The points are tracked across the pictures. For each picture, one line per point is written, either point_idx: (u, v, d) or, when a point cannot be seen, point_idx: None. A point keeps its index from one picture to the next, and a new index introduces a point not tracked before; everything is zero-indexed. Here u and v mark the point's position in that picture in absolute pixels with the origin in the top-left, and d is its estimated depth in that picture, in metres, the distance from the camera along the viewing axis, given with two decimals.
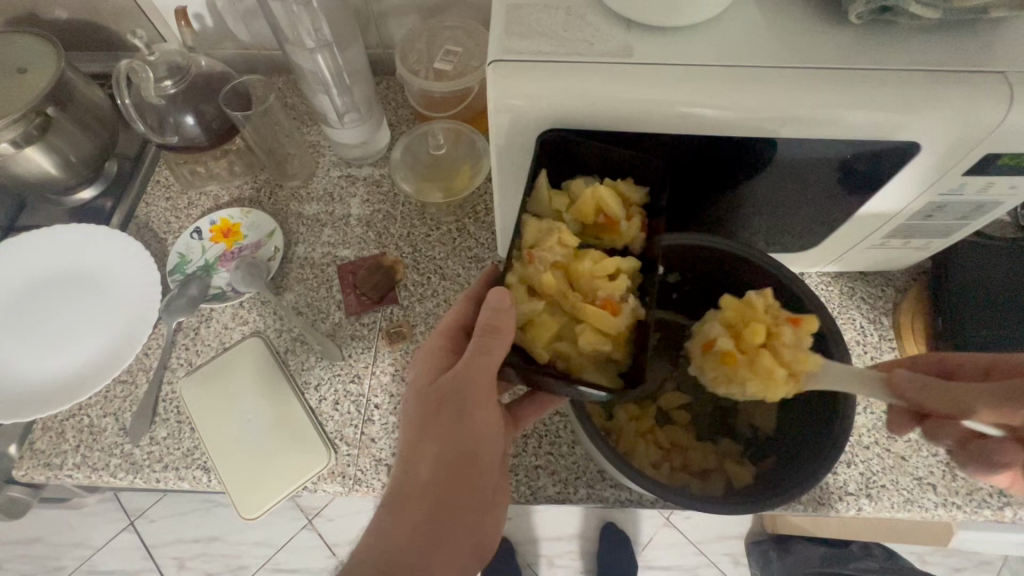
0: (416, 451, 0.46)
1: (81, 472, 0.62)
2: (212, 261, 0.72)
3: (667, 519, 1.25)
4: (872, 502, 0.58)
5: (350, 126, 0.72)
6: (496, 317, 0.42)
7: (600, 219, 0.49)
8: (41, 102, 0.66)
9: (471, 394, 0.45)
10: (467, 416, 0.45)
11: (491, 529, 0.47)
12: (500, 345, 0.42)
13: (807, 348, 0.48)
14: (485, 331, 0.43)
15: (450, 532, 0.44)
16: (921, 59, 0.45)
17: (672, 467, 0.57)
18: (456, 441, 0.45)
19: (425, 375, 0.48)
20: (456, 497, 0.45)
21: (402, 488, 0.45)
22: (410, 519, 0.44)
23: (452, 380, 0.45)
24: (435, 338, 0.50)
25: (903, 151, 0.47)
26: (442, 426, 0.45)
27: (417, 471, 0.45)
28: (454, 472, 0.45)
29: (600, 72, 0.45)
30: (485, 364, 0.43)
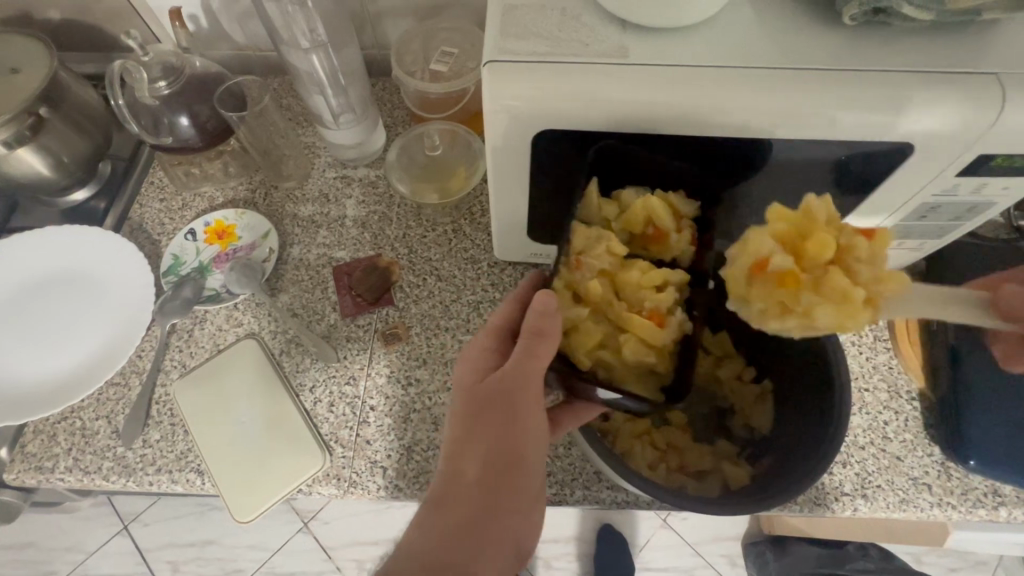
0: (462, 452, 0.45)
1: (72, 475, 0.61)
2: (206, 262, 0.71)
3: (665, 521, 1.25)
4: (868, 502, 0.58)
5: (346, 127, 0.72)
6: (542, 321, 0.44)
7: (648, 230, 0.51)
8: (33, 102, 0.66)
9: (518, 395, 0.45)
10: (514, 418, 0.45)
11: (534, 537, 0.46)
12: (546, 347, 0.44)
13: (881, 266, 0.41)
14: (532, 335, 0.44)
15: (493, 535, 0.43)
16: (914, 60, 0.45)
17: (669, 469, 0.57)
18: (502, 443, 0.45)
19: (471, 375, 0.48)
20: (500, 500, 0.44)
21: (447, 487, 0.45)
22: (455, 520, 0.43)
23: (498, 381, 0.45)
24: (480, 339, 0.50)
25: (897, 152, 0.47)
26: (489, 428, 0.45)
27: (461, 472, 0.45)
28: (499, 475, 0.44)
29: (595, 73, 0.45)
30: (531, 366, 0.44)
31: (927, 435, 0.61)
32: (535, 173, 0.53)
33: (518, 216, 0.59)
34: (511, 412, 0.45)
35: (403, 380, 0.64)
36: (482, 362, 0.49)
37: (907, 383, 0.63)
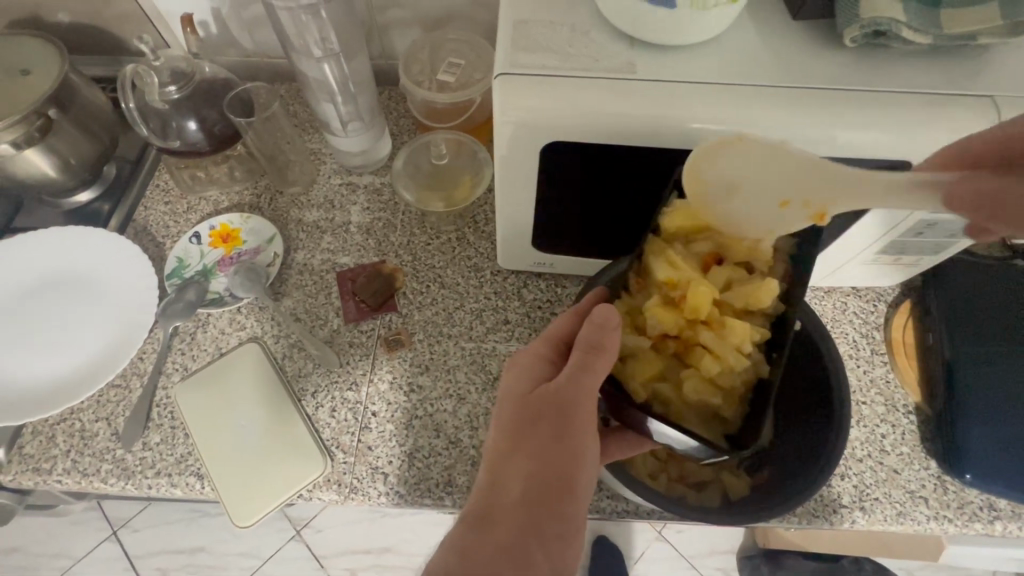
0: (509, 462, 0.44)
1: (70, 478, 0.60)
2: (210, 265, 0.71)
3: (660, 534, 1.24)
4: (866, 515, 0.58)
5: (354, 134, 0.73)
6: (601, 333, 0.44)
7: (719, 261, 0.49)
8: (43, 104, 0.66)
9: (572, 408, 0.44)
10: (567, 432, 0.44)
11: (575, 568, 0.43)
12: (603, 362, 0.43)
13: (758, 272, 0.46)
14: (590, 348, 0.44)
15: (534, 556, 0.40)
16: (912, 82, 0.46)
17: (669, 479, 0.57)
18: (552, 457, 0.43)
19: (521, 383, 0.47)
20: (546, 519, 0.42)
21: (489, 503, 0.43)
22: (496, 539, 0.41)
23: (553, 392, 0.44)
24: (534, 347, 0.49)
25: (895, 169, 0.48)
26: (540, 439, 0.44)
27: (507, 484, 0.43)
28: (547, 490, 0.42)
29: (601, 88, 0.47)
30: (587, 381, 0.44)
31: (923, 448, 0.61)
32: (540, 183, 0.54)
33: (521, 225, 0.60)
34: (564, 425, 0.44)
35: (406, 386, 0.64)
36: (534, 370, 0.48)
37: (903, 398, 0.64)
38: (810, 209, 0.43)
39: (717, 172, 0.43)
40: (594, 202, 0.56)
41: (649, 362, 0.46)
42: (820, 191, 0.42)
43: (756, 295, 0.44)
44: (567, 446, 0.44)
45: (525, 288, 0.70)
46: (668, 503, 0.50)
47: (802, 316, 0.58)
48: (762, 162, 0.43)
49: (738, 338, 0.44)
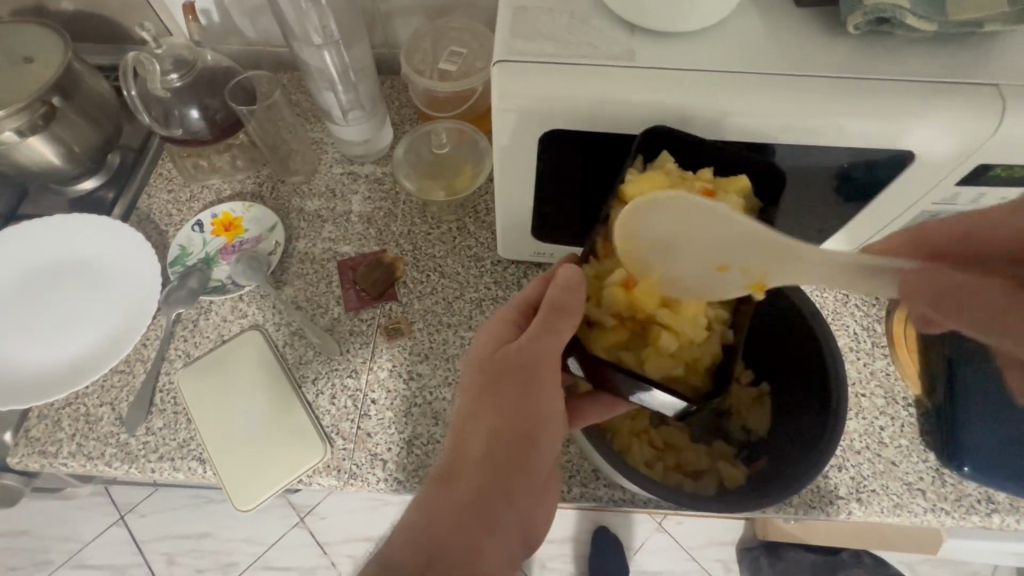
0: (475, 424, 0.45)
1: (75, 461, 0.61)
2: (212, 254, 0.72)
3: (660, 525, 1.25)
4: (862, 506, 0.59)
5: (355, 123, 0.73)
6: (568, 295, 0.44)
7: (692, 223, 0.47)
8: (47, 91, 0.67)
9: (535, 370, 0.44)
10: (532, 394, 0.45)
11: (542, 521, 0.46)
12: (568, 324, 0.44)
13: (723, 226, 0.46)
14: (556, 308, 0.44)
15: (500, 517, 0.42)
16: (915, 70, 0.46)
17: (665, 467, 0.57)
18: (514, 417, 0.44)
19: (488, 347, 0.48)
20: (508, 479, 0.43)
21: (455, 464, 0.44)
22: (460, 499, 0.42)
23: (516, 355, 0.45)
24: (501, 311, 0.49)
25: (896, 159, 0.48)
26: (502, 402, 0.45)
27: (470, 447, 0.44)
28: (511, 454, 0.43)
29: (601, 76, 0.46)
30: (553, 344, 0.44)
31: (922, 441, 0.61)
32: (541, 173, 0.54)
33: (522, 215, 0.60)
34: (528, 386, 0.44)
35: (406, 374, 0.65)
36: (500, 334, 0.48)
37: (903, 390, 0.64)
38: (749, 277, 0.45)
39: (649, 223, 0.44)
40: (596, 193, 0.56)
41: (612, 330, 0.46)
42: (759, 261, 0.44)
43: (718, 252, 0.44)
44: (529, 407, 0.44)
45: (525, 278, 0.70)
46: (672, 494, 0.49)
47: (813, 323, 0.56)
48: (698, 220, 0.44)
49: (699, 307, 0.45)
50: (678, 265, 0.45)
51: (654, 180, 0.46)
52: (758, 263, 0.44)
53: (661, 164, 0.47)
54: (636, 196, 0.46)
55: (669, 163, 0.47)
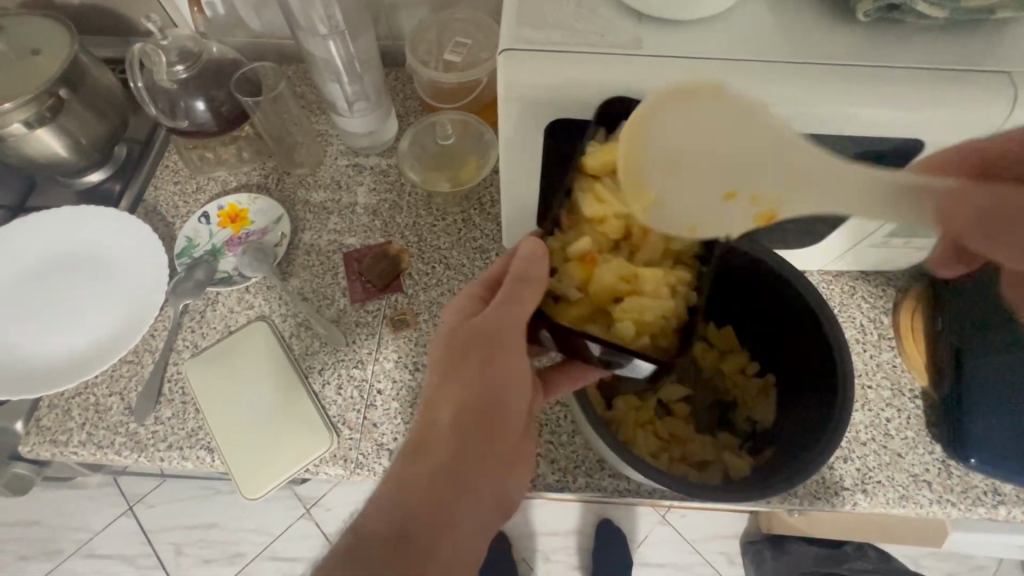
0: (442, 397, 0.46)
1: (85, 449, 0.62)
2: (219, 245, 0.72)
3: (663, 518, 1.26)
4: (868, 497, 0.59)
5: (359, 115, 0.73)
6: (531, 266, 0.45)
7: None
8: (54, 83, 0.67)
9: (499, 339, 0.45)
10: (497, 362, 0.46)
11: (513, 487, 0.48)
12: (532, 293, 0.45)
13: None
14: (519, 280, 0.45)
15: (472, 483, 0.43)
16: (926, 58, 0.45)
17: (670, 458, 0.58)
18: (482, 386, 0.45)
19: (453, 321, 0.48)
20: (477, 446, 0.44)
21: (424, 436, 0.45)
22: (431, 468, 0.43)
23: (481, 325, 0.46)
24: (466, 288, 0.50)
25: (906, 149, 0.48)
26: (469, 372, 0.45)
27: (439, 418, 0.45)
28: (480, 424, 0.44)
29: (608, 64, 0.46)
30: (518, 314, 0.45)
31: (928, 433, 0.61)
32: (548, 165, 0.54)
33: (529, 208, 0.60)
34: (494, 355, 0.46)
35: (411, 365, 0.65)
36: (465, 308, 0.49)
37: (909, 381, 0.64)
38: (755, 205, 0.46)
39: (664, 132, 0.44)
40: None
41: (579, 302, 0.49)
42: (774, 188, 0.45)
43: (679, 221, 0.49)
44: (495, 375, 0.45)
45: None
46: (682, 486, 0.48)
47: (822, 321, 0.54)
48: (710, 128, 0.43)
49: (661, 276, 0.48)
50: (686, 182, 0.45)
51: (613, 153, 0.47)
52: (765, 192, 0.45)
53: (620, 136, 0.47)
54: (597, 168, 0.48)
55: None
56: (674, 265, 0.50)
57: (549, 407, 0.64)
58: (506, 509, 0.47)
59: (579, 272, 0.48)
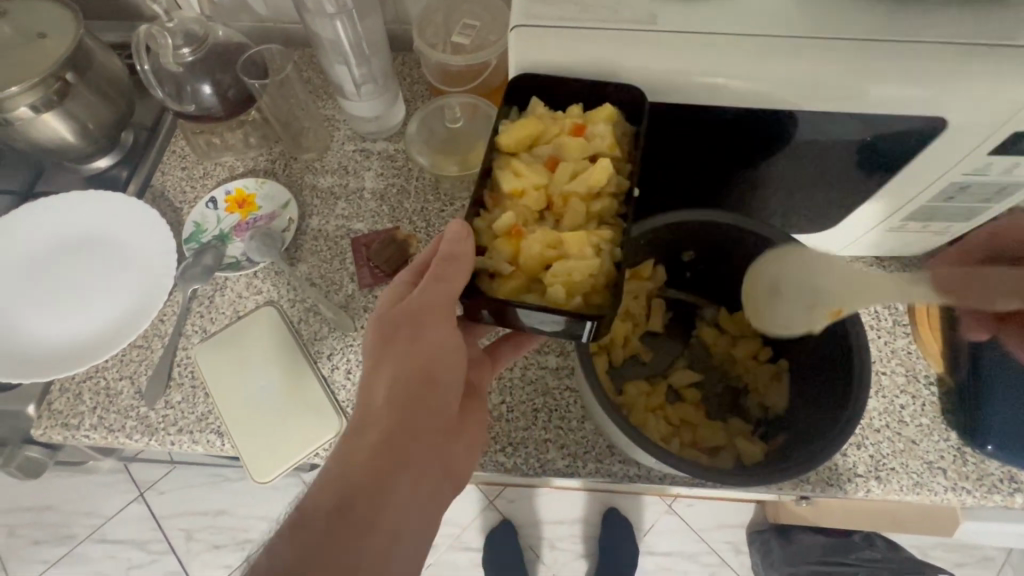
0: (377, 379, 0.45)
1: (97, 433, 0.62)
2: (226, 230, 0.72)
3: (670, 507, 1.26)
4: (881, 484, 0.58)
5: (367, 98, 0.72)
6: (454, 245, 0.44)
7: (573, 157, 0.47)
8: (61, 66, 0.66)
9: (428, 318, 0.45)
10: (429, 339, 0.45)
11: (462, 460, 0.48)
12: (459, 270, 0.44)
13: (596, 151, 0.47)
14: (445, 260, 0.44)
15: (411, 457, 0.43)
16: (951, 33, 0.44)
17: (681, 443, 0.58)
18: (415, 363, 0.45)
19: (385, 306, 0.48)
20: (414, 421, 0.44)
21: (361, 416, 0.45)
22: (369, 447, 0.43)
23: (410, 306, 0.45)
24: (399, 275, 0.49)
25: (929, 127, 0.46)
26: (401, 353, 0.45)
27: (375, 398, 0.45)
28: (414, 402, 0.44)
29: (621, 41, 0.45)
30: (443, 293, 0.44)
31: (944, 420, 0.60)
32: None
33: None
34: (425, 333, 0.45)
35: None
36: (395, 292, 0.48)
37: (925, 368, 0.63)
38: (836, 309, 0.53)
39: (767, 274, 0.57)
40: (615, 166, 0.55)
41: (510, 276, 0.46)
42: (855, 297, 0.53)
43: (593, 178, 0.45)
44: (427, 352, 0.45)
45: None
46: (701, 471, 0.47)
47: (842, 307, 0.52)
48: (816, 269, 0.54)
49: (584, 235, 0.44)
50: (780, 305, 0.56)
51: (527, 127, 0.47)
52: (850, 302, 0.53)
53: (534, 112, 0.49)
54: (513, 144, 0.48)
55: (541, 109, 0.49)
56: (598, 226, 0.47)
57: (558, 391, 0.63)
58: (456, 479, 0.47)
59: (506, 245, 0.45)
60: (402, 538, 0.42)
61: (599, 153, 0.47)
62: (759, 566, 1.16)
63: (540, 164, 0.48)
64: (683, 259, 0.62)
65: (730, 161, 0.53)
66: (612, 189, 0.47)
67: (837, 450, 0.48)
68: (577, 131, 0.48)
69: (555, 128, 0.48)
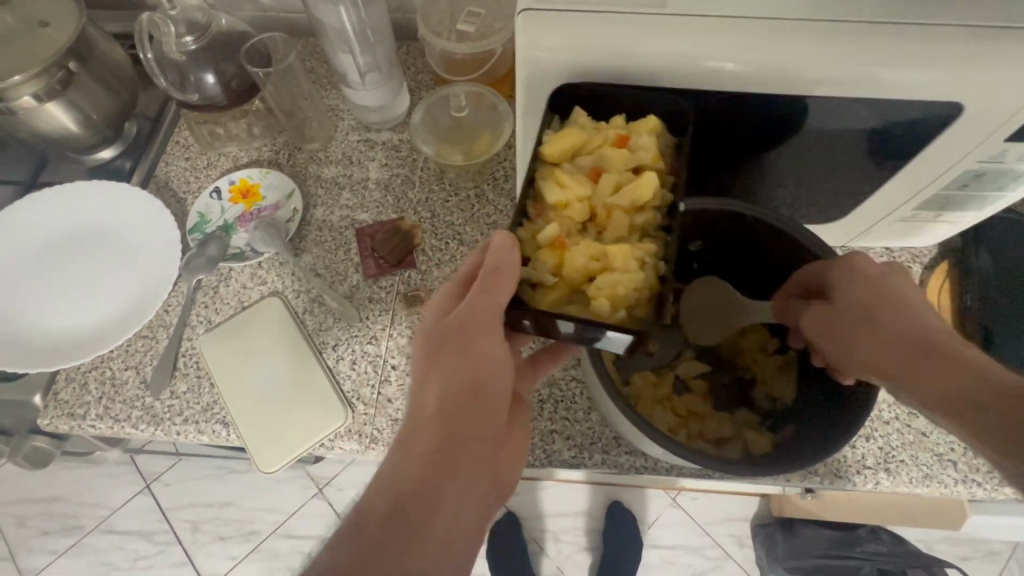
0: (425, 390, 0.44)
1: (103, 422, 0.62)
2: (230, 221, 0.72)
3: (674, 500, 1.25)
4: (890, 476, 0.57)
5: (371, 87, 0.72)
6: (499, 258, 0.42)
7: (619, 169, 0.46)
8: (64, 55, 0.66)
9: (475, 332, 0.43)
10: (476, 353, 0.44)
11: (507, 473, 0.46)
12: (504, 284, 0.42)
13: (642, 162, 0.46)
14: (491, 272, 0.42)
15: (462, 469, 0.42)
16: (967, 16, 0.43)
17: (688, 434, 0.58)
18: (463, 376, 0.43)
19: (431, 317, 0.47)
20: (464, 434, 0.43)
21: (410, 426, 0.44)
22: (418, 458, 0.42)
23: (458, 318, 0.44)
24: (445, 284, 0.48)
25: (945, 114, 0.45)
26: (448, 365, 0.44)
27: (423, 409, 0.44)
28: (462, 414, 0.43)
29: (629, 24, 0.44)
30: (490, 306, 0.42)
31: None
32: None
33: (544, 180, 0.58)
34: (472, 347, 0.44)
35: None
36: (441, 304, 0.47)
37: None
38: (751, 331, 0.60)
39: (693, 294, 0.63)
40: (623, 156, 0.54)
41: (552, 288, 0.44)
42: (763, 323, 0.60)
43: (639, 191, 0.44)
44: (474, 365, 0.44)
45: None
46: (709, 461, 0.47)
47: None
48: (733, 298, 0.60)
49: (629, 248, 0.42)
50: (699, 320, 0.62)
51: (571, 136, 0.46)
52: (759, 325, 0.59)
53: (575, 121, 0.47)
54: (557, 154, 0.46)
55: (582, 118, 0.47)
56: (641, 239, 0.45)
57: (564, 382, 0.63)
58: (503, 491, 0.46)
59: (550, 256, 0.43)
60: (451, 552, 0.40)
61: (643, 165, 0.46)
62: (764, 560, 1.15)
63: (583, 175, 0.46)
64: (690, 250, 0.62)
65: (736, 149, 0.52)
66: (655, 202, 0.45)
67: (848, 439, 0.47)
68: (621, 142, 0.46)
69: (598, 138, 0.47)
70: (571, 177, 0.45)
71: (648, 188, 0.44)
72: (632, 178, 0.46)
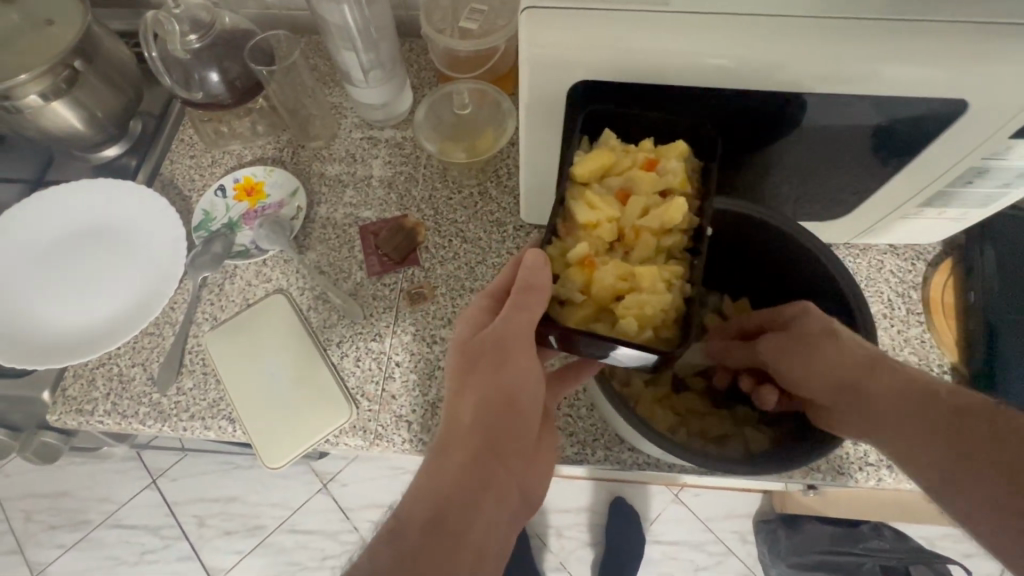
0: (462, 401, 0.45)
1: (110, 418, 0.63)
2: (235, 219, 0.72)
3: (677, 496, 1.26)
4: (893, 473, 0.58)
5: (374, 85, 0.72)
6: (531, 275, 0.42)
7: (647, 191, 0.46)
8: (69, 54, 0.66)
9: (511, 347, 0.44)
10: (509, 368, 0.44)
11: (537, 484, 0.47)
12: (538, 301, 0.42)
13: (671, 186, 0.46)
14: (525, 289, 0.43)
15: (498, 480, 0.43)
16: (972, 13, 0.43)
17: (688, 433, 0.59)
18: (499, 390, 0.44)
19: (467, 331, 0.48)
20: (500, 446, 0.43)
21: (447, 436, 0.44)
22: (456, 467, 0.42)
23: (494, 334, 0.45)
24: (477, 300, 0.49)
25: (950, 111, 0.45)
26: (483, 378, 0.45)
27: (459, 420, 0.44)
28: (498, 428, 0.44)
29: (633, 22, 0.44)
30: (524, 323, 0.43)
31: None
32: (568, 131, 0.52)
33: (547, 178, 0.58)
34: (507, 362, 0.44)
35: (429, 338, 0.65)
36: (477, 318, 0.48)
37: (940, 357, 0.62)
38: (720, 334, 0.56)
39: None
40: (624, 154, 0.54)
41: (580, 305, 0.44)
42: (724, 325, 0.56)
43: (667, 214, 0.44)
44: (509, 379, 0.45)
45: None
46: (706, 459, 0.47)
47: (851, 297, 0.51)
48: None
49: (657, 269, 0.43)
50: None
51: (602, 157, 0.46)
52: None
53: (605, 142, 0.49)
54: (587, 173, 0.46)
55: (612, 141, 0.48)
56: (667, 260, 0.45)
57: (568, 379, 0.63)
58: (532, 501, 0.47)
59: (579, 274, 0.44)
60: (486, 560, 0.41)
61: (670, 188, 0.46)
62: (766, 556, 1.17)
63: (612, 196, 0.46)
64: None
65: (738, 146, 0.52)
66: (683, 225, 0.45)
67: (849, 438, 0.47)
68: (650, 166, 0.47)
69: (626, 160, 0.47)
70: (601, 198, 0.45)
71: (678, 212, 0.44)
72: (660, 200, 0.46)
